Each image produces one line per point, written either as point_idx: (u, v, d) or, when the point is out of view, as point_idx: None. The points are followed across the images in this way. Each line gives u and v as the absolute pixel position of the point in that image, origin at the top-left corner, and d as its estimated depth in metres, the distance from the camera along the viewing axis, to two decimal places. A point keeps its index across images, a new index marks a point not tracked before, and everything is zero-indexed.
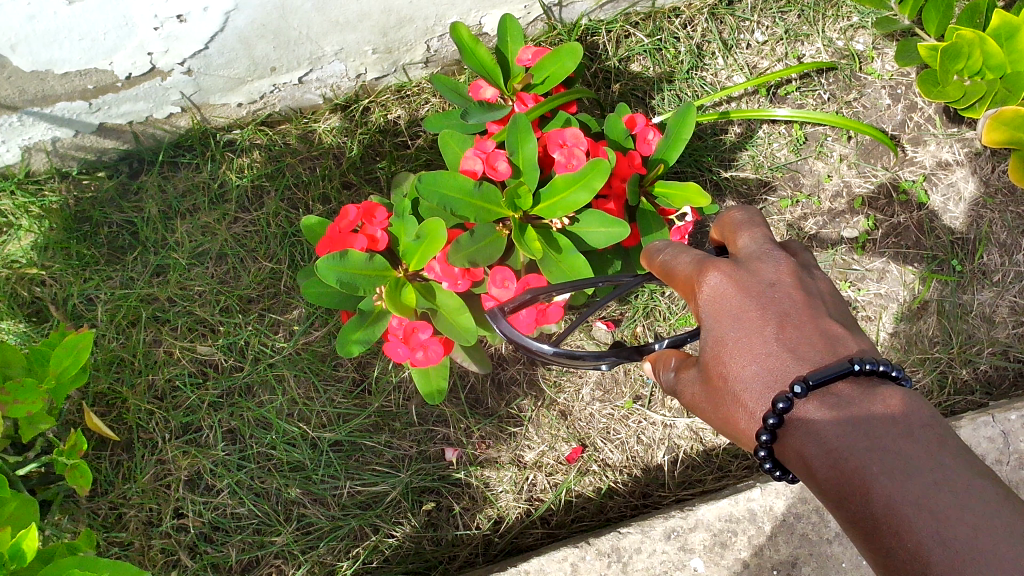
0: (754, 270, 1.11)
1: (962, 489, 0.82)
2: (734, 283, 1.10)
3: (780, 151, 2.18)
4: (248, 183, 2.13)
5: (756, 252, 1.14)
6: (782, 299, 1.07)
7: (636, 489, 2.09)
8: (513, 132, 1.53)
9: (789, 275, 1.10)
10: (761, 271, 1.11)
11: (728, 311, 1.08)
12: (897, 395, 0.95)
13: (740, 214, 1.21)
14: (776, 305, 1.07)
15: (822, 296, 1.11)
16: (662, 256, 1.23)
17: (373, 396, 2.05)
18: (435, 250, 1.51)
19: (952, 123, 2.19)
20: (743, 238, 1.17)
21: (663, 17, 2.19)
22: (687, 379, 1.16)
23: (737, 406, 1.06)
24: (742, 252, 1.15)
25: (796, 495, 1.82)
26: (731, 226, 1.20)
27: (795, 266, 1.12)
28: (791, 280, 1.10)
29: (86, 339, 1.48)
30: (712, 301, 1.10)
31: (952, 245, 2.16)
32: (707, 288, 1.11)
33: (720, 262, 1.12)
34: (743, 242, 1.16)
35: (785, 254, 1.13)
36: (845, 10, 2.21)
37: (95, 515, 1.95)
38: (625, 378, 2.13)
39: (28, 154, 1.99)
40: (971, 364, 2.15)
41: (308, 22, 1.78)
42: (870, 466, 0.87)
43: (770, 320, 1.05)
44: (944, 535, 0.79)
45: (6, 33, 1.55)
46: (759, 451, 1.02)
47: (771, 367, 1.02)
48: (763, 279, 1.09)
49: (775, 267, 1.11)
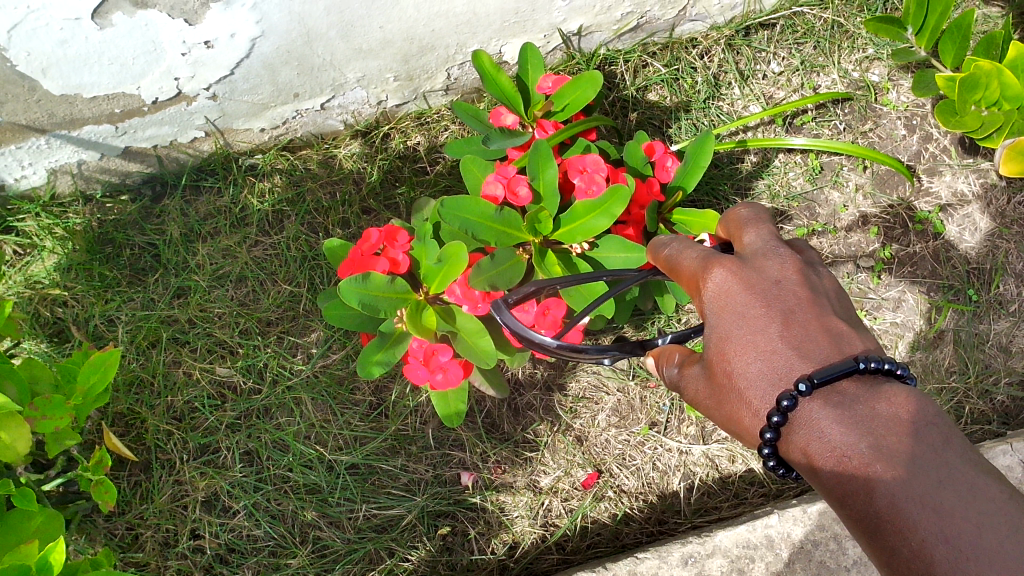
0: (759, 267, 1.11)
1: (968, 490, 0.85)
2: (739, 279, 1.10)
3: (795, 181, 2.20)
4: (269, 207, 2.16)
5: (761, 249, 1.14)
6: (787, 296, 1.08)
7: (651, 515, 2.08)
8: (534, 158, 1.55)
9: (794, 272, 1.11)
10: (765, 269, 1.11)
11: (733, 308, 1.09)
12: (901, 393, 0.96)
13: (746, 211, 1.22)
14: (782, 302, 1.07)
15: (827, 294, 1.11)
16: (667, 250, 1.24)
17: (390, 420, 2.05)
18: (455, 274, 1.52)
19: (967, 154, 2.21)
20: (749, 235, 1.17)
21: (680, 47, 2.22)
22: (691, 375, 1.17)
23: (741, 403, 1.07)
24: (747, 249, 1.15)
25: (815, 522, 1.81)
26: (738, 223, 1.21)
27: (800, 264, 1.12)
28: (797, 277, 1.10)
29: (114, 356, 1.51)
30: (717, 297, 1.10)
31: (968, 275, 2.17)
32: (712, 285, 1.12)
33: (725, 259, 1.13)
34: (749, 239, 1.17)
35: (790, 252, 1.13)
36: (861, 43, 2.24)
37: (112, 535, 1.96)
38: (641, 405, 2.14)
39: (54, 176, 2.03)
40: (987, 395, 2.15)
41: (333, 49, 1.81)
42: (874, 463, 0.90)
43: (775, 318, 1.06)
44: (947, 534, 0.82)
45: (38, 56, 1.58)
46: (764, 449, 1.03)
47: (775, 364, 1.03)
48: (769, 276, 1.10)
49: (779, 264, 1.11)
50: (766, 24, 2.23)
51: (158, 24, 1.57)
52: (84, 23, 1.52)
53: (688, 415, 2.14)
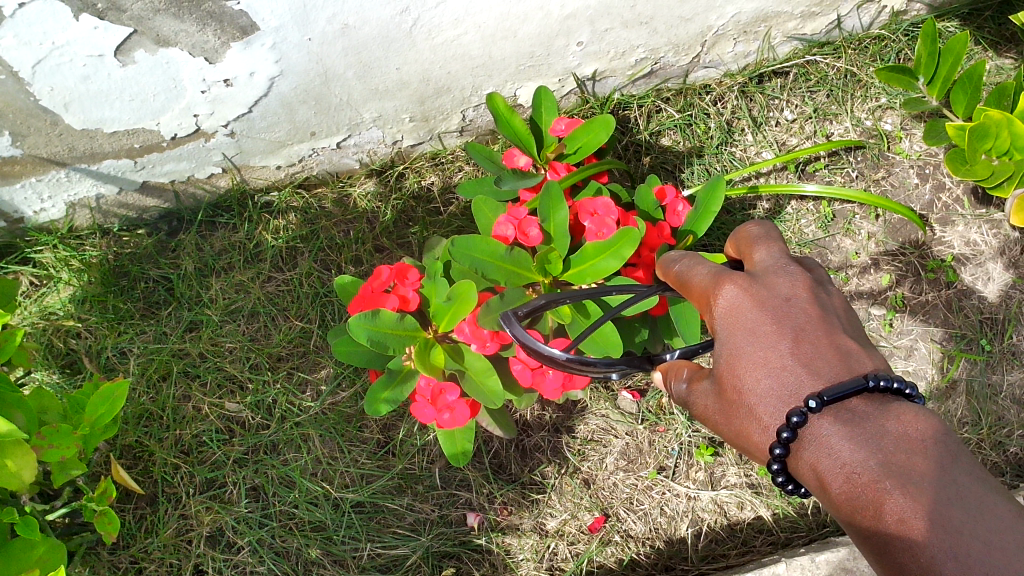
0: (769, 284, 1.12)
1: (976, 506, 0.84)
2: (749, 296, 1.10)
3: (808, 228, 2.20)
4: (283, 244, 2.18)
5: (772, 266, 1.15)
6: (797, 314, 1.08)
7: (658, 561, 2.06)
8: (545, 200, 1.57)
9: (805, 290, 1.11)
10: (777, 286, 1.11)
11: (744, 324, 1.09)
12: (910, 411, 0.96)
13: (756, 229, 1.23)
14: (792, 320, 1.07)
15: (836, 312, 1.11)
16: (677, 266, 1.27)
17: (396, 459, 2.05)
18: (465, 312, 1.53)
19: (980, 204, 2.20)
20: (760, 252, 1.18)
21: (694, 93, 2.24)
22: (701, 391, 1.16)
23: (751, 420, 1.06)
24: (758, 267, 1.16)
25: (823, 572, 1.78)
26: (749, 241, 1.21)
27: (811, 281, 1.12)
28: (807, 295, 1.10)
29: (122, 388, 1.53)
30: (728, 314, 1.10)
31: (981, 325, 2.16)
32: (722, 301, 1.12)
33: (736, 276, 1.13)
34: (759, 256, 1.17)
35: (801, 269, 1.14)
36: (874, 92, 2.25)
37: (116, 568, 1.96)
38: (649, 449, 2.12)
39: (72, 210, 2.05)
40: (1001, 446, 2.12)
41: (349, 89, 1.84)
42: (883, 480, 0.90)
43: (785, 335, 1.06)
44: (956, 549, 0.81)
45: (61, 91, 1.62)
46: (773, 465, 1.02)
47: (784, 381, 1.03)
48: (779, 293, 1.10)
49: (790, 281, 1.11)
50: (779, 72, 2.25)
51: (179, 62, 1.61)
52: (107, 60, 1.55)
53: (697, 460, 2.12)
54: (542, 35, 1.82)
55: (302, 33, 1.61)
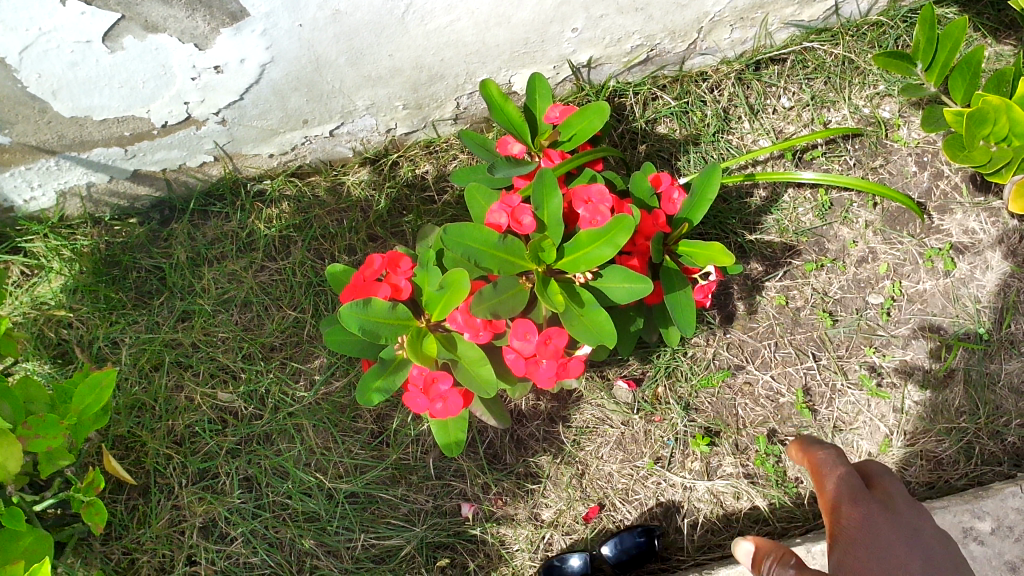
0: (893, 506, 1.50)
1: None
2: (885, 519, 1.46)
3: (805, 216, 2.17)
4: (276, 233, 2.16)
5: (896, 492, 1.54)
6: (924, 548, 1.42)
7: (653, 551, 2.05)
8: (538, 187, 1.56)
9: (933, 538, 1.46)
10: (903, 512, 1.49)
11: (873, 542, 1.42)
12: None
13: (876, 467, 1.66)
14: (920, 553, 1.41)
15: (952, 560, 1.43)
16: (823, 456, 1.70)
17: (391, 449, 2.03)
18: (458, 301, 1.51)
19: (979, 192, 2.16)
20: (887, 483, 1.58)
21: (690, 81, 2.22)
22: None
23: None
24: (880, 490, 1.55)
25: (819, 563, 1.76)
26: (873, 473, 1.64)
27: (938, 533, 1.49)
28: (933, 538, 1.47)
29: (110, 375, 1.51)
30: (852, 529, 1.46)
31: (978, 314, 2.12)
32: (851, 518, 1.48)
33: (859, 495, 1.52)
34: (882, 484, 1.58)
35: (926, 514, 1.51)
36: (872, 79, 2.23)
37: (108, 559, 1.95)
38: (645, 439, 2.09)
39: (63, 198, 2.04)
40: (999, 436, 2.08)
41: (342, 76, 1.82)
42: None
43: (916, 562, 1.38)
44: None
45: (49, 78, 1.60)
46: None
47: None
48: (909, 522, 1.46)
49: (917, 516, 1.49)
50: (777, 58, 2.23)
51: (168, 48, 1.59)
52: (95, 46, 1.53)
53: (693, 450, 2.09)
54: (536, 22, 1.80)
55: (293, 19, 1.58)
